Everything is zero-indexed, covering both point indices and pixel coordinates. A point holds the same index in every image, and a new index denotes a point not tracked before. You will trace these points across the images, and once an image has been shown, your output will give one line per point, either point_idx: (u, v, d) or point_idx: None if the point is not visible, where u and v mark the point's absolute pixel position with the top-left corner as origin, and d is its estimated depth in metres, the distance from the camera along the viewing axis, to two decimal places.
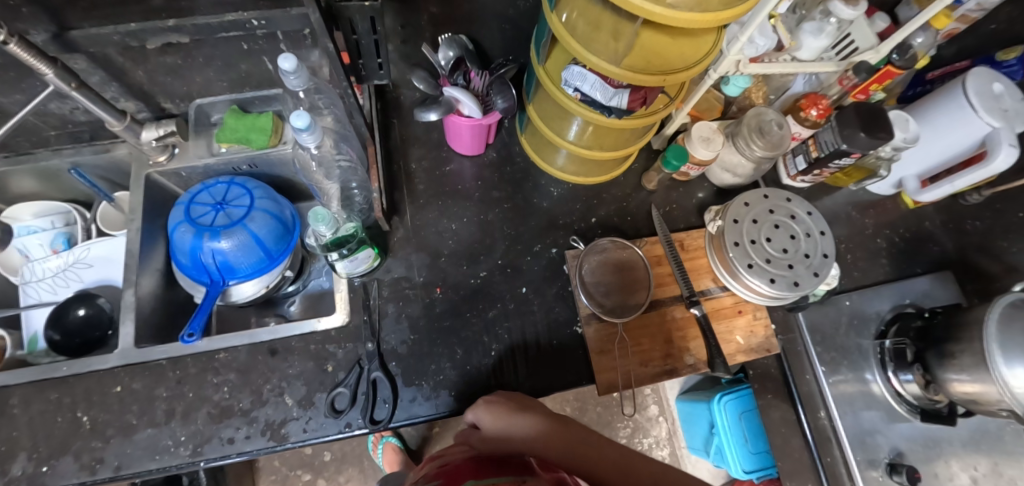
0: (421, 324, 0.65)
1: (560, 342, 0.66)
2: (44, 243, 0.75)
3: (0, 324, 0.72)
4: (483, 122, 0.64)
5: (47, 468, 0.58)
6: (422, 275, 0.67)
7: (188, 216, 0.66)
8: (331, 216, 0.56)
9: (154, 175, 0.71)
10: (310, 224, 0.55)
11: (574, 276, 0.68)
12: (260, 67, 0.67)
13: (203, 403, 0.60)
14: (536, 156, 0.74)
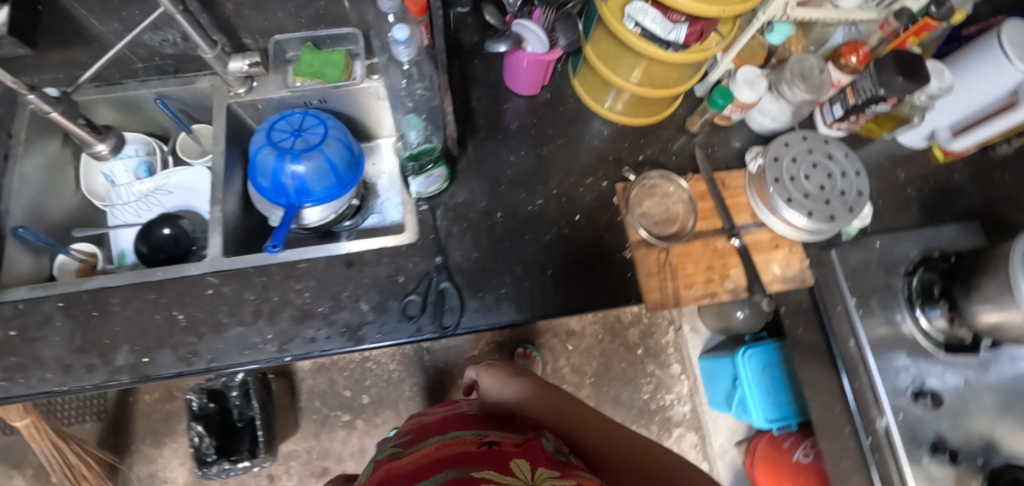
0: (483, 243, 0.70)
1: (610, 265, 0.72)
2: (129, 170, 0.81)
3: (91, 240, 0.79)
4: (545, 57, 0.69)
5: (147, 358, 0.64)
6: (483, 201, 0.72)
7: (270, 140, 0.72)
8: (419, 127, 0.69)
9: (233, 106, 0.77)
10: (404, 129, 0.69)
11: (623, 205, 0.74)
12: (337, 5, 0.72)
13: (286, 306, 0.66)
14: (588, 96, 0.79)
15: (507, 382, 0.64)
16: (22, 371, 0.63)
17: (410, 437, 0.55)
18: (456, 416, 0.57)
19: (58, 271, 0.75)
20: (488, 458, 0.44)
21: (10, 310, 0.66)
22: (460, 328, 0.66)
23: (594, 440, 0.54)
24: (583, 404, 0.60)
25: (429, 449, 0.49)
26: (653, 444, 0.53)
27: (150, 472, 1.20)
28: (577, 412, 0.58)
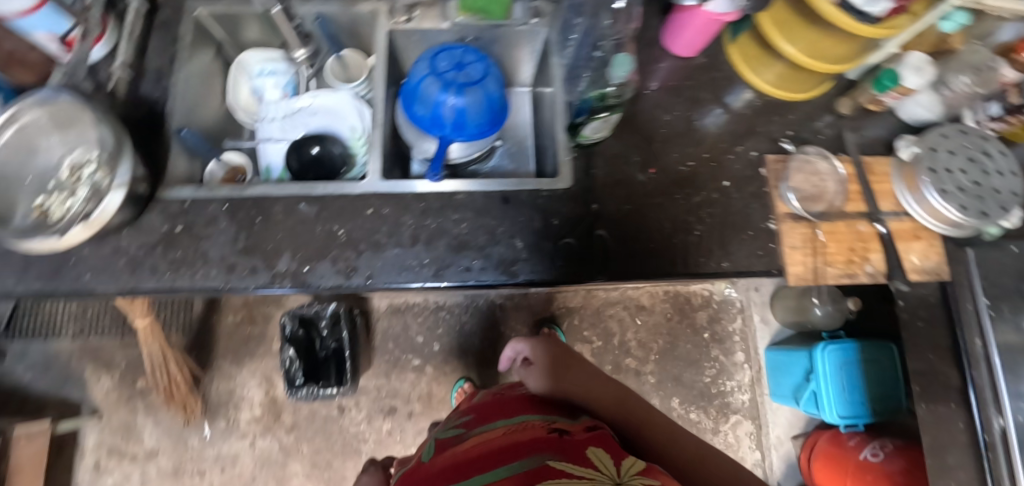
0: (636, 196, 0.72)
1: (755, 234, 0.72)
2: (278, 87, 0.83)
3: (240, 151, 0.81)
4: (722, 17, 0.69)
5: (308, 268, 0.65)
6: (637, 154, 0.73)
7: (435, 71, 0.72)
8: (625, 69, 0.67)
9: (394, 33, 0.78)
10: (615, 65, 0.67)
11: (771, 177, 0.75)
12: None
13: (444, 234, 0.67)
14: (744, 64, 0.80)
15: (543, 375, 0.78)
16: (187, 265, 0.65)
17: (474, 415, 0.71)
18: (508, 404, 0.70)
19: (210, 179, 0.76)
20: (553, 441, 0.54)
21: (175, 207, 0.67)
22: (586, 278, 0.67)
23: (639, 430, 0.68)
24: (626, 394, 0.73)
25: (490, 434, 0.61)
26: (681, 433, 0.66)
27: (228, 390, 1.23)
28: (625, 408, 0.71)
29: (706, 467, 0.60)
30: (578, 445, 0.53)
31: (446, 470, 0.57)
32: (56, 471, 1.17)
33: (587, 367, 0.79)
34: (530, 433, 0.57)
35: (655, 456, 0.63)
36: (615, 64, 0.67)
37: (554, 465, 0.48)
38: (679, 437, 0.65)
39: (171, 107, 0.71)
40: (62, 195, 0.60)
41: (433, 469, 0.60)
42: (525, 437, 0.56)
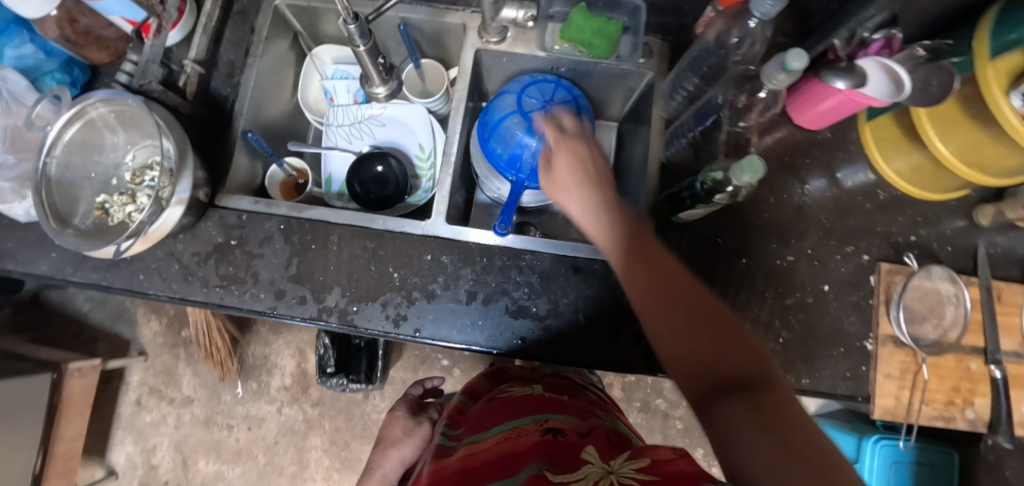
0: (721, 288, 0.64)
1: (845, 352, 0.64)
2: (349, 91, 0.75)
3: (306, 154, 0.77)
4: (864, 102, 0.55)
5: (356, 308, 0.62)
6: (730, 239, 0.65)
7: (521, 108, 0.65)
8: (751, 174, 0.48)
9: (482, 54, 0.70)
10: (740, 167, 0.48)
11: (880, 290, 0.65)
12: None
13: (502, 295, 0.62)
14: (879, 151, 0.68)
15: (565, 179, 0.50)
16: (237, 283, 0.63)
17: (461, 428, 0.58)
18: (501, 409, 0.59)
19: (270, 183, 0.73)
20: (544, 445, 0.45)
21: (232, 218, 0.64)
22: (617, 360, 0.61)
23: (661, 292, 0.37)
24: (632, 239, 0.42)
25: (479, 447, 0.51)
26: (709, 297, 0.36)
27: (262, 355, 1.27)
28: (636, 254, 0.41)
29: (764, 397, 0.28)
30: (575, 448, 0.44)
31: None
32: (103, 399, 1.25)
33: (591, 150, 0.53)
34: (525, 440, 0.47)
35: (687, 362, 0.33)
36: (728, 143, 0.58)
37: (551, 477, 0.37)
38: (681, 289, 0.37)
39: (240, 107, 0.67)
40: (124, 199, 0.59)
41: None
42: (515, 443, 0.47)
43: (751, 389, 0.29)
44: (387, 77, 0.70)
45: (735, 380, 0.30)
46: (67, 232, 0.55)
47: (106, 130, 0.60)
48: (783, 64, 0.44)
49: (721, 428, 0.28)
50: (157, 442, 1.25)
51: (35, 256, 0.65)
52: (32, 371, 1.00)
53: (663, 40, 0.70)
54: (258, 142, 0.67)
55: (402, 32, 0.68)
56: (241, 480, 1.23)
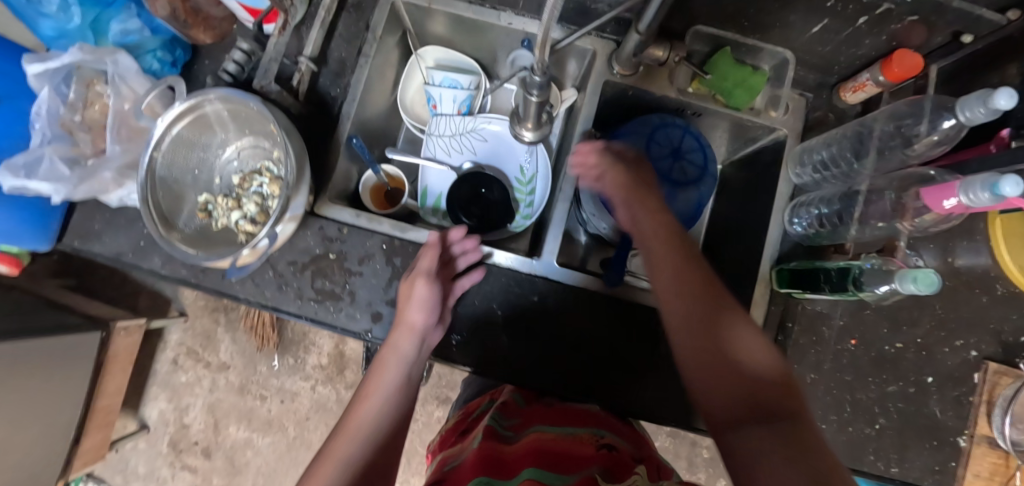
0: (825, 367, 0.62)
1: (938, 447, 0.63)
2: (455, 102, 0.72)
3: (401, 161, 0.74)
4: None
5: (454, 342, 0.60)
6: (842, 318, 0.63)
7: (648, 154, 0.61)
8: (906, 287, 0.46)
9: (608, 85, 0.65)
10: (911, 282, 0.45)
11: (984, 388, 0.63)
12: (805, 26, 0.57)
13: (605, 350, 0.61)
14: (1005, 243, 0.65)
15: (624, 205, 0.53)
16: (333, 300, 0.60)
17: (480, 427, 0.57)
18: (524, 410, 0.59)
19: (364, 188, 0.69)
20: (592, 453, 0.48)
21: (332, 230, 0.61)
22: (651, 413, 0.60)
23: (707, 321, 0.43)
24: (680, 269, 0.46)
25: (513, 443, 0.51)
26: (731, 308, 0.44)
27: (302, 331, 1.26)
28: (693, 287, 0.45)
29: (778, 420, 0.36)
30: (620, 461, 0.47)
31: (470, 469, 0.47)
32: (142, 354, 1.27)
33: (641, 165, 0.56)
34: (568, 448, 0.49)
35: (706, 349, 0.42)
36: (867, 228, 0.56)
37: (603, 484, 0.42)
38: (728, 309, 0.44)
39: (348, 110, 0.63)
40: (230, 205, 0.57)
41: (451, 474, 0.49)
42: (559, 446, 0.49)
43: (771, 407, 0.37)
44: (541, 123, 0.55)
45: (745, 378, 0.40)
46: (176, 236, 0.53)
47: (216, 125, 0.56)
48: (991, 184, 0.40)
49: (752, 452, 0.34)
50: (191, 402, 1.26)
51: (127, 242, 0.63)
52: (83, 328, 0.99)
53: (801, 96, 0.66)
54: (362, 149, 0.64)
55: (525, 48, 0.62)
56: (270, 449, 1.25)
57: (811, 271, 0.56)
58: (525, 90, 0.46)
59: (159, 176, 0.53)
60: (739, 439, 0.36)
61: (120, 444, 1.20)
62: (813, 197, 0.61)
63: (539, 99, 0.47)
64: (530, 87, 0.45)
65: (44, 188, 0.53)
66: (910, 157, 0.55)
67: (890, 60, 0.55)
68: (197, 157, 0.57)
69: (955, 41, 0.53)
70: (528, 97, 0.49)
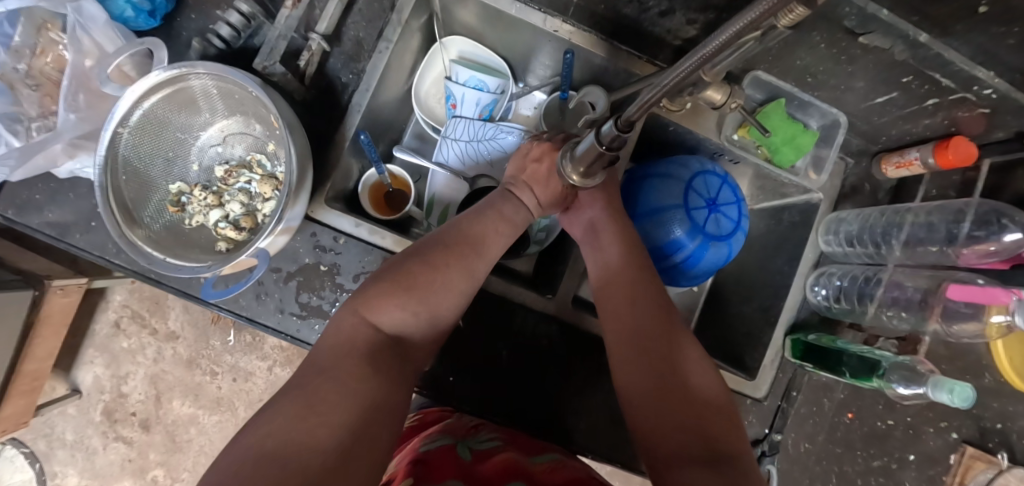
0: (820, 438, 0.62)
1: None
2: (478, 105, 0.65)
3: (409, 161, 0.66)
4: None
5: (451, 379, 0.55)
6: (844, 392, 0.62)
7: (685, 203, 0.57)
8: (935, 388, 0.46)
9: (650, 117, 0.60)
10: (937, 385, 0.45)
11: (958, 470, 0.64)
12: (871, 90, 0.54)
13: (611, 404, 0.58)
14: (1005, 338, 0.63)
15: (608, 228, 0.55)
16: (319, 317, 0.53)
17: (413, 477, 0.44)
18: (469, 469, 0.47)
19: (364, 187, 0.61)
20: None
21: (326, 239, 0.54)
22: (594, 438, 0.57)
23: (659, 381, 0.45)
24: (642, 327, 0.48)
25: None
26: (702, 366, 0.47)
27: None
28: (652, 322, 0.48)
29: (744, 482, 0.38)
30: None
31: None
32: (80, 313, 1.15)
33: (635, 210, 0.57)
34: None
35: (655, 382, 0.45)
36: (889, 312, 0.55)
37: None
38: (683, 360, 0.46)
39: (358, 102, 0.55)
40: (209, 201, 0.48)
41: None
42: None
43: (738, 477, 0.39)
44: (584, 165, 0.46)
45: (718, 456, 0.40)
46: (142, 232, 0.44)
47: (201, 103, 0.47)
48: None
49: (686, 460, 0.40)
50: (131, 370, 1.16)
51: (75, 219, 0.53)
52: (13, 285, 0.88)
53: (841, 159, 0.63)
54: (370, 148, 0.56)
55: (566, 61, 0.56)
56: (216, 429, 1.17)
57: (831, 352, 0.55)
58: (597, 134, 0.36)
59: (124, 159, 0.44)
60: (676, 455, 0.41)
61: (46, 410, 1.09)
62: (839, 271, 0.60)
63: (611, 146, 0.37)
64: (603, 130, 0.35)
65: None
66: (950, 254, 0.53)
67: (945, 146, 0.54)
68: (172, 137, 0.48)
69: (1019, 140, 0.50)
70: (591, 142, 0.38)
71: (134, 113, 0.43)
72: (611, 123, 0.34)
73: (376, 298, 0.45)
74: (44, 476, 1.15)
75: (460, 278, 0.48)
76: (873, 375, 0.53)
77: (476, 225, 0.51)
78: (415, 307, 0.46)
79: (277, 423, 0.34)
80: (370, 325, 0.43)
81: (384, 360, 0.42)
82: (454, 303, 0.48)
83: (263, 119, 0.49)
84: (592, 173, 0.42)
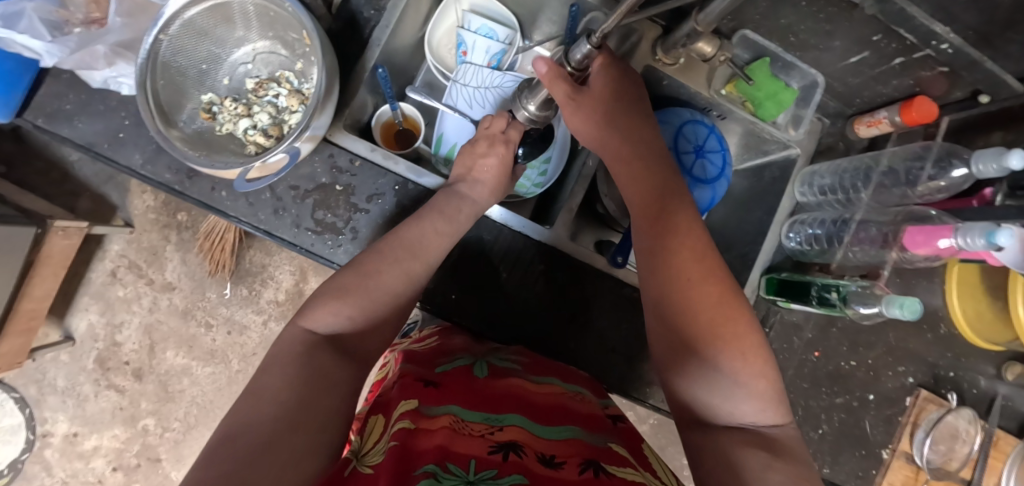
0: (787, 373, 0.67)
1: (864, 456, 0.69)
2: (487, 53, 0.69)
3: (422, 104, 0.71)
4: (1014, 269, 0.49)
5: (454, 297, 0.62)
6: (812, 332, 0.68)
7: (673, 145, 0.63)
8: (892, 306, 0.52)
9: (648, 70, 0.64)
10: (894, 301, 0.51)
11: (913, 411, 0.70)
12: (845, 51, 0.60)
13: (598, 330, 0.64)
14: (957, 288, 0.68)
15: (629, 175, 0.51)
16: (332, 233, 0.57)
17: (430, 390, 0.48)
18: (477, 389, 0.50)
19: (376, 122, 0.65)
20: (578, 453, 0.41)
21: (343, 161, 0.58)
22: (579, 361, 0.64)
23: (681, 369, 0.45)
24: (669, 290, 0.45)
25: (470, 430, 0.42)
26: (748, 327, 0.43)
27: (261, 263, 1.19)
28: (682, 281, 0.45)
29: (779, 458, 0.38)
30: (595, 459, 0.40)
31: (392, 466, 0.36)
32: (77, 260, 1.16)
33: (651, 136, 0.53)
34: (540, 450, 0.41)
35: (685, 348, 0.44)
36: (850, 252, 0.62)
37: (533, 432, 0.44)
38: (710, 345, 0.43)
39: (378, 36, 0.59)
40: (239, 111, 0.53)
41: (366, 473, 0.37)
42: (525, 455, 0.39)
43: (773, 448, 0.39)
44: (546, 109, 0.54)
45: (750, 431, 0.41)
46: (177, 133, 0.48)
47: (237, 20, 0.51)
48: (988, 232, 0.46)
49: (723, 450, 0.40)
50: (125, 319, 1.18)
51: (103, 131, 0.56)
52: (18, 220, 0.89)
53: (818, 120, 0.69)
54: (386, 81, 0.60)
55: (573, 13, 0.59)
56: (209, 380, 1.19)
57: (801, 285, 0.61)
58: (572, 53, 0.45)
59: (166, 63, 0.48)
60: (710, 441, 0.41)
61: (40, 353, 1.10)
62: (810, 217, 0.66)
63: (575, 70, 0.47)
64: (570, 56, 0.45)
65: (26, 46, 0.51)
66: (911, 195, 0.60)
67: (910, 104, 0.59)
68: (208, 50, 0.52)
69: (972, 99, 0.58)
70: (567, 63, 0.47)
71: (175, 23, 0.47)
72: (576, 51, 0.44)
73: (313, 307, 0.49)
74: (34, 421, 1.16)
75: (397, 279, 0.52)
76: (837, 302, 0.59)
77: (413, 232, 0.54)
78: (348, 311, 0.49)
79: (249, 409, 0.38)
80: (305, 331, 0.47)
81: (321, 353, 0.45)
82: (385, 297, 0.52)
83: (294, 41, 0.53)
84: (548, 101, 0.53)
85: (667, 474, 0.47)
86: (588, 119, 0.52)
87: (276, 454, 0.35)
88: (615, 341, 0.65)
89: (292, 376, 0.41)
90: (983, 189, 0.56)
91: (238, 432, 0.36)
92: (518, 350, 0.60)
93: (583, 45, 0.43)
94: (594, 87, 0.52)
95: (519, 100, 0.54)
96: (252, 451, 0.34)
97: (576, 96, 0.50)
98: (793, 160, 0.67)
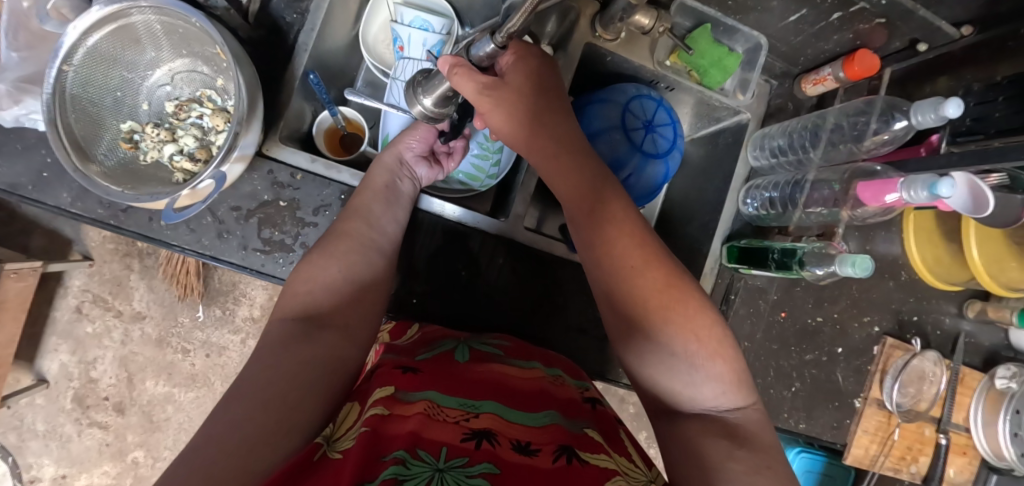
0: (757, 336, 0.68)
1: (838, 407, 0.71)
2: (424, 45, 0.65)
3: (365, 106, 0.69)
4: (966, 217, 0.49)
5: (416, 300, 0.62)
6: (777, 293, 0.69)
7: (623, 122, 0.62)
8: (849, 266, 0.54)
9: (589, 48, 0.62)
10: (852, 262, 0.54)
11: (881, 359, 0.71)
12: (784, 10, 0.59)
13: (566, 317, 0.64)
14: (914, 235, 0.69)
15: (572, 164, 0.49)
16: (282, 251, 0.56)
17: (410, 373, 0.47)
18: (455, 372, 0.50)
19: (318, 130, 0.63)
20: (554, 439, 0.41)
21: (284, 176, 0.56)
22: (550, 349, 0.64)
23: (650, 347, 0.43)
24: (625, 271, 0.45)
25: (445, 416, 0.41)
26: (701, 314, 0.43)
27: (231, 281, 1.17)
28: (625, 270, 0.45)
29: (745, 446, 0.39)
30: (569, 446, 0.40)
31: (360, 449, 0.34)
32: (38, 300, 1.13)
33: (572, 126, 0.51)
34: (515, 437, 0.40)
35: (643, 331, 0.44)
36: (803, 213, 0.62)
37: (507, 419, 0.43)
38: (667, 329, 0.43)
39: (305, 40, 0.57)
40: (163, 136, 0.51)
41: (336, 457, 0.35)
42: (498, 444, 0.38)
43: (739, 436, 0.39)
44: (443, 108, 0.50)
45: (714, 418, 0.41)
46: (99, 169, 0.46)
47: (146, 41, 0.49)
48: (929, 184, 0.46)
49: (687, 441, 0.40)
50: (98, 355, 1.15)
51: (25, 172, 0.53)
52: None
53: (766, 81, 0.69)
54: (320, 87, 0.58)
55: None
56: (193, 405, 1.17)
57: (759, 252, 0.63)
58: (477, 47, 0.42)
59: (75, 95, 0.45)
60: (677, 432, 0.41)
61: (12, 400, 1.07)
62: (764, 181, 0.66)
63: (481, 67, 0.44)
64: (474, 53, 0.42)
65: None
66: (858, 150, 0.61)
67: (851, 59, 0.59)
68: (119, 75, 0.49)
69: (911, 48, 0.58)
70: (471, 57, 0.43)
71: (77, 53, 0.44)
72: (480, 49, 0.41)
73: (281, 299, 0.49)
74: (18, 469, 1.13)
75: (346, 243, 0.52)
76: (796, 265, 0.61)
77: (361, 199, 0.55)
78: (306, 288, 0.49)
79: (226, 397, 0.38)
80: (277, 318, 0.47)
81: (293, 334, 0.45)
82: (343, 264, 0.51)
83: (209, 56, 0.51)
84: (446, 97, 0.49)
85: (642, 459, 0.47)
86: (510, 115, 0.48)
87: (247, 438, 0.34)
88: (585, 325, 0.65)
89: (267, 360, 0.42)
90: (930, 136, 0.57)
91: (214, 416, 0.36)
92: (505, 339, 0.60)
93: (488, 45, 0.40)
94: (510, 79, 0.48)
95: (414, 95, 0.50)
96: (225, 434, 0.34)
97: (491, 89, 0.46)
98: (745, 125, 0.67)
